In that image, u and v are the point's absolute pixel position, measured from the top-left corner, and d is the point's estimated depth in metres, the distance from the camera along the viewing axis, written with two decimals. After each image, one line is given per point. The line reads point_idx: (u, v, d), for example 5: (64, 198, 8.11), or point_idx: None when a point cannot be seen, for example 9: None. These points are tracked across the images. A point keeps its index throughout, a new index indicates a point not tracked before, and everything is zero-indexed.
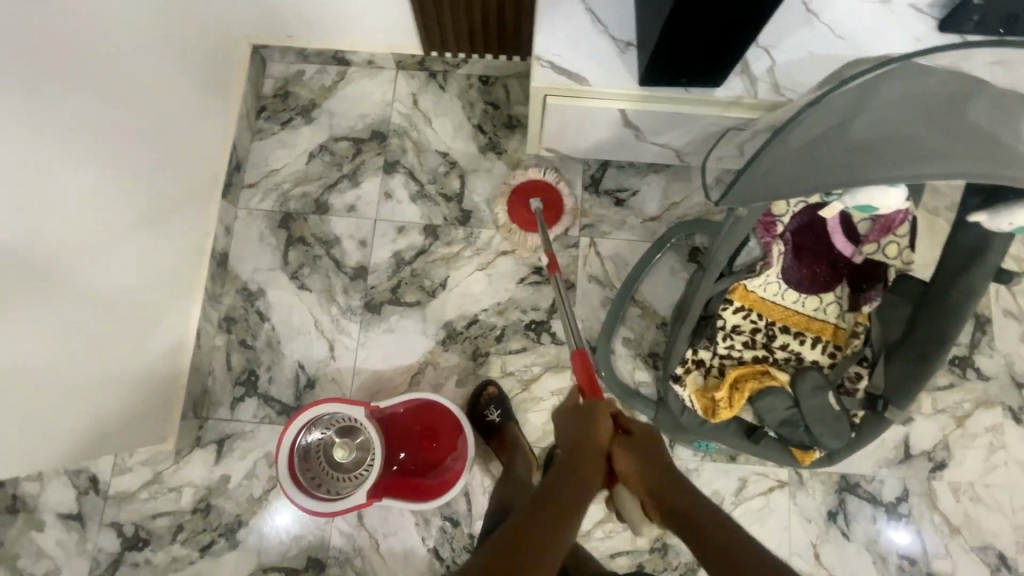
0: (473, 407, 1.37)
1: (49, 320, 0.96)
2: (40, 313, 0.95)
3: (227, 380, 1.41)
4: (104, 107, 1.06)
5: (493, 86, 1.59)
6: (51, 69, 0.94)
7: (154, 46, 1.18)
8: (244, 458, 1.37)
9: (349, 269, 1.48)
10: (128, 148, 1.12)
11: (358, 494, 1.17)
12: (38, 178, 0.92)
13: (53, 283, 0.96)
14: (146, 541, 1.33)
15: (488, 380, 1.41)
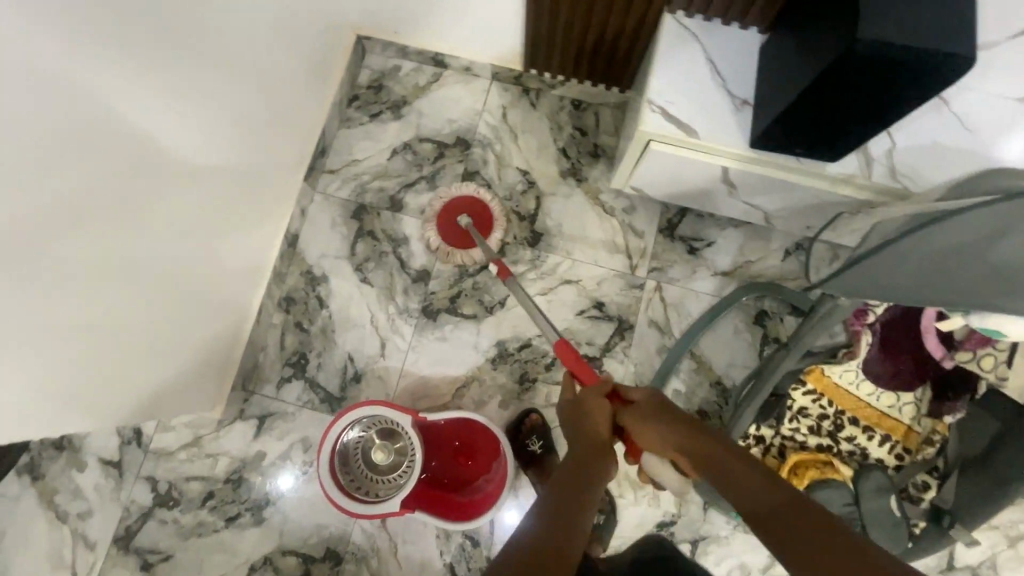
0: (514, 432, 1.37)
1: (138, 280, 0.99)
2: (132, 273, 0.97)
3: (278, 359, 1.43)
4: (219, 92, 1.08)
5: (585, 112, 1.57)
6: (177, 42, 0.95)
7: (270, 29, 1.19)
8: (282, 438, 1.39)
9: (412, 271, 1.48)
10: (227, 122, 1.13)
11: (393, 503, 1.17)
12: (146, 144, 0.93)
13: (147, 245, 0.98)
14: (176, 501, 1.36)
15: (531, 408, 1.40)
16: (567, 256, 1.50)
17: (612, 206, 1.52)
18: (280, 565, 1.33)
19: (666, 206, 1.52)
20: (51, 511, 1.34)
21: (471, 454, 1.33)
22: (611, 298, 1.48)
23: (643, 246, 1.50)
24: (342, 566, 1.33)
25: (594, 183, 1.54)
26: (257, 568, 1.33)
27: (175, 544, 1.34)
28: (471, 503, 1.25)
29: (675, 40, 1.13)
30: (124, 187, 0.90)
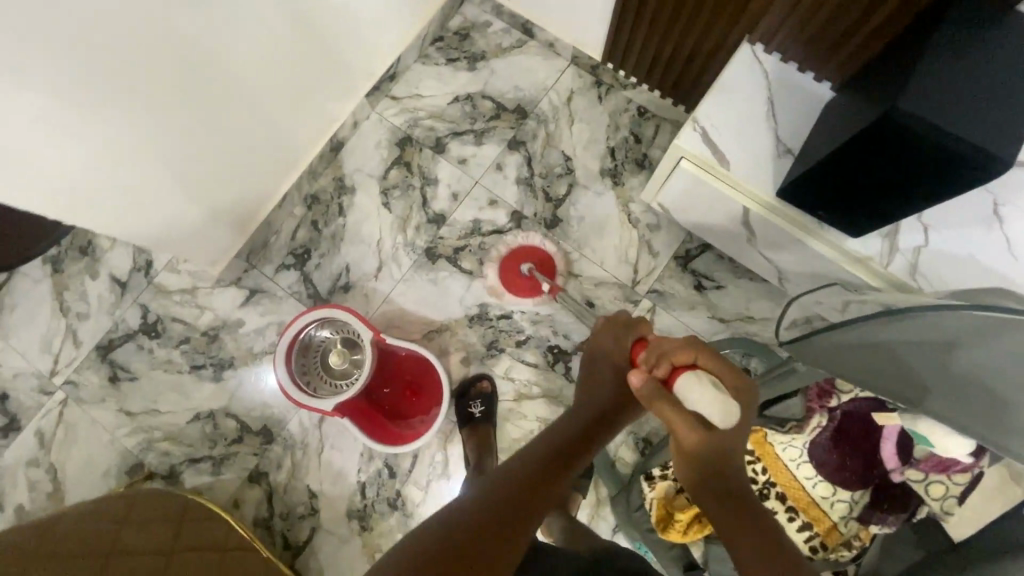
0: (461, 396, 1.39)
1: (179, 116, 1.05)
2: (177, 108, 1.04)
3: (285, 246, 1.53)
4: None
5: (646, 122, 1.57)
6: None
7: None
8: (263, 315, 1.49)
9: (431, 212, 1.55)
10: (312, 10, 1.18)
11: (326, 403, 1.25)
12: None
13: (195, 87, 1.05)
14: (157, 334, 1.49)
15: (485, 374, 1.44)
16: (576, 249, 1.51)
17: (637, 217, 1.52)
18: (220, 423, 1.44)
19: (688, 235, 1.50)
20: (58, 303, 1.50)
21: (417, 393, 1.39)
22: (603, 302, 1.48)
23: (652, 266, 1.50)
24: (271, 446, 1.42)
25: (628, 190, 1.54)
26: (201, 417, 1.44)
27: (143, 370, 1.47)
28: (400, 438, 1.32)
29: (744, 69, 1.10)
30: (194, 22, 0.97)
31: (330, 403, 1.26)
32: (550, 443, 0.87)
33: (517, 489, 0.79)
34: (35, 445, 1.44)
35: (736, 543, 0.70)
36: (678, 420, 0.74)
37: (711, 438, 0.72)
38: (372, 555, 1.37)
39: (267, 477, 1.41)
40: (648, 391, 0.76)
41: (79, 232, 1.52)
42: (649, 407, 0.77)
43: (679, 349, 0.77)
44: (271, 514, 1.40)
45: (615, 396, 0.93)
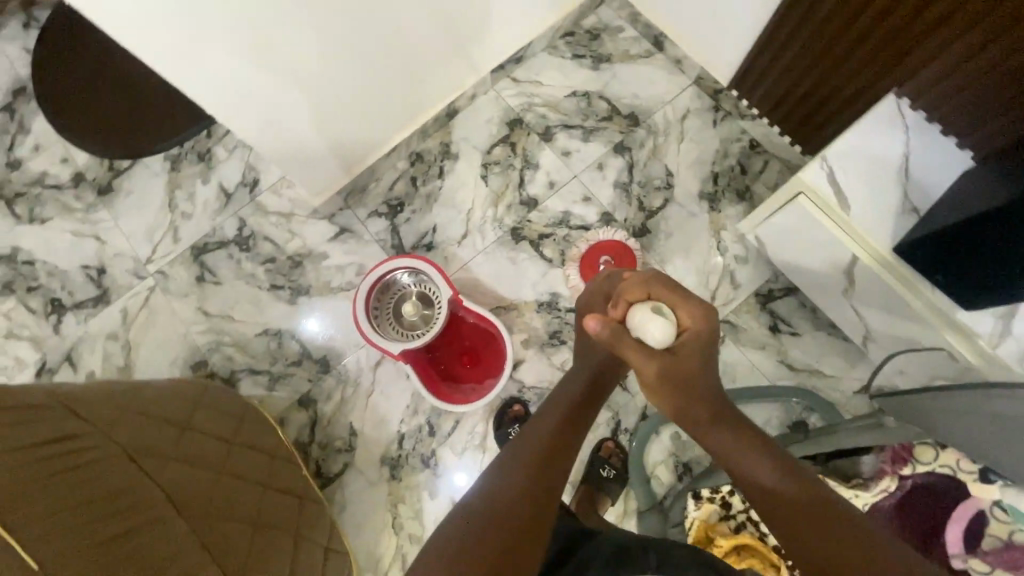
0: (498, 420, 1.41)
1: (337, 43, 1.12)
2: (338, 36, 1.11)
3: (382, 194, 1.59)
4: None
5: (756, 155, 1.56)
6: None
7: None
8: (347, 254, 1.56)
9: (525, 194, 1.58)
10: None
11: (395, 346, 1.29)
12: None
13: (358, 21, 1.11)
14: (247, 248, 1.57)
15: (513, 398, 1.44)
16: (658, 263, 1.51)
17: (726, 246, 1.51)
18: (285, 343, 1.50)
19: (774, 275, 1.48)
20: (168, 199, 1.61)
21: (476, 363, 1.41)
22: None
23: (730, 296, 1.48)
24: (325, 376, 1.48)
25: (723, 218, 1.53)
26: (268, 334, 1.51)
27: (227, 278, 1.55)
28: (453, 398, 1.36)
29: (884, 120, 1.05)
30: None
31: (398, 347, 1.30)
32: (557, 407, 0.84)
33: (540, 454, 0.76)
34: (118, 321, 1.54)
35: (752, 472, 0.71)
36: (636, 353, 0.76)
37: (672, 366, 0.76)
38: (395, 504, 1.40)
39: (315, 405, 1.46)
40: (604, 333, 0.78)
41: (202, 139, 1.63)
42: (611, 348, 0.78)
43: (632, 286, 0.82)
44: (311, 440, 1.45)
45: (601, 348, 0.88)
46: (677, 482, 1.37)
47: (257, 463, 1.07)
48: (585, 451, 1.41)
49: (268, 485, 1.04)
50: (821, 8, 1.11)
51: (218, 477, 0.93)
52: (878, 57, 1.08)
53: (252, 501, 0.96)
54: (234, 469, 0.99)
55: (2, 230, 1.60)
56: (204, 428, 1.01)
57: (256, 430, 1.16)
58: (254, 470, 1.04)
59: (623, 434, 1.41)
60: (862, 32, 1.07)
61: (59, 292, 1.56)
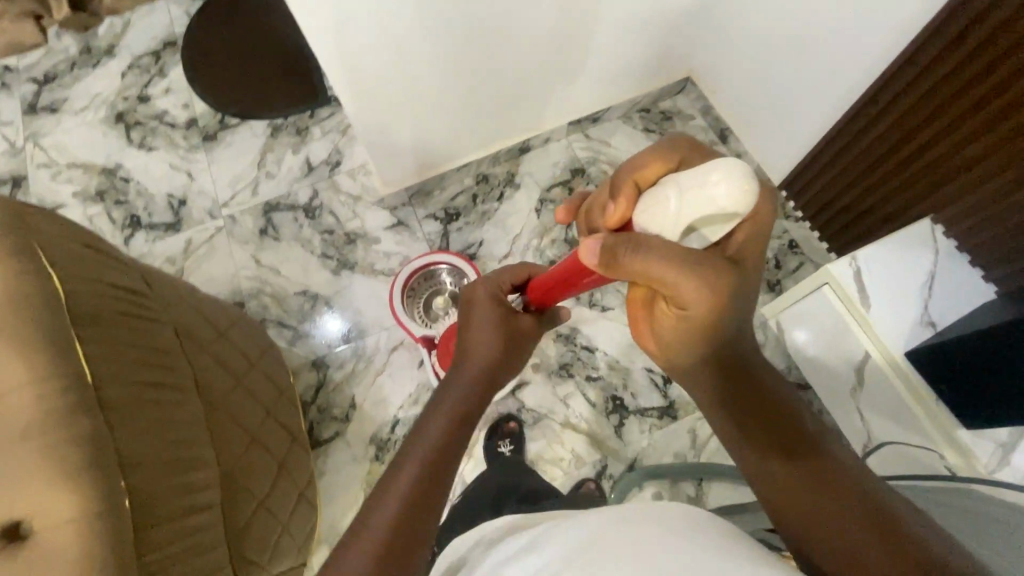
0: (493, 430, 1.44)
1: (451, 63, 1.30)
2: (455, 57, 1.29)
3: (443, 201, 1.73)
4: (598, 25, 1.37)
5: (792, 255, 1.64)
6: None
7: (654, 28, 1.48)
8: (397, 244, 1.68)
9: (570, 234, 1.69)
10: (584, 46, 1.42)
11: (417, 329, 1.37)
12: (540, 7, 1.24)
13: (475, 51, 1.29)
14: (311, 216, 1.71)
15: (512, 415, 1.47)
16: None
17: None
18: (318, 308, 1.60)
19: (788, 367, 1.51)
20: (259, 158, 1.79)
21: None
22: (681, 384, 1.49)
23: None
24: (344, 347, 1.55)
25: None
26: (306, 295, 1.62)
27: (286, 237, 1.69)
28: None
29: (916, 237, 1.16)
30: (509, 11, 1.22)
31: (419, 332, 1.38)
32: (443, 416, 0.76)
33: (415, 492, 0.69)
34: (180, 248, 1.68)
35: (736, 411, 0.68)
36: (666, 265, 0.57)
37: (722, 277, 0.60)
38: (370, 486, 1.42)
39: (326, 370, 1.53)
40: (617, 243, 0.58)
41: (304, 118, 1.83)
42: (636, 267, 0.57)
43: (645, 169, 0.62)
44: (312, 402, 1.50)
45: (497, 340, 0.84)
46: None
47: (265, 393, 1.12)
48: (566, 485, 1.41)
49: (268, 415, 1.09)
50: (878, 129, 1.23)
51: (232, 386, 0.99)
52: (921, 180, 1.17)
53: (250, 419, 1.01)
54: (244, 387, 1.04)
55: (113, 148, 1.81)
56: (233, 346, 1.09)
57: (270, 366, 1.21)
58: (261, 396, 1.10)
59: (606, 479, 1.41)
60: (910, 154, 1.18)
61: (140, 211, 1.73)
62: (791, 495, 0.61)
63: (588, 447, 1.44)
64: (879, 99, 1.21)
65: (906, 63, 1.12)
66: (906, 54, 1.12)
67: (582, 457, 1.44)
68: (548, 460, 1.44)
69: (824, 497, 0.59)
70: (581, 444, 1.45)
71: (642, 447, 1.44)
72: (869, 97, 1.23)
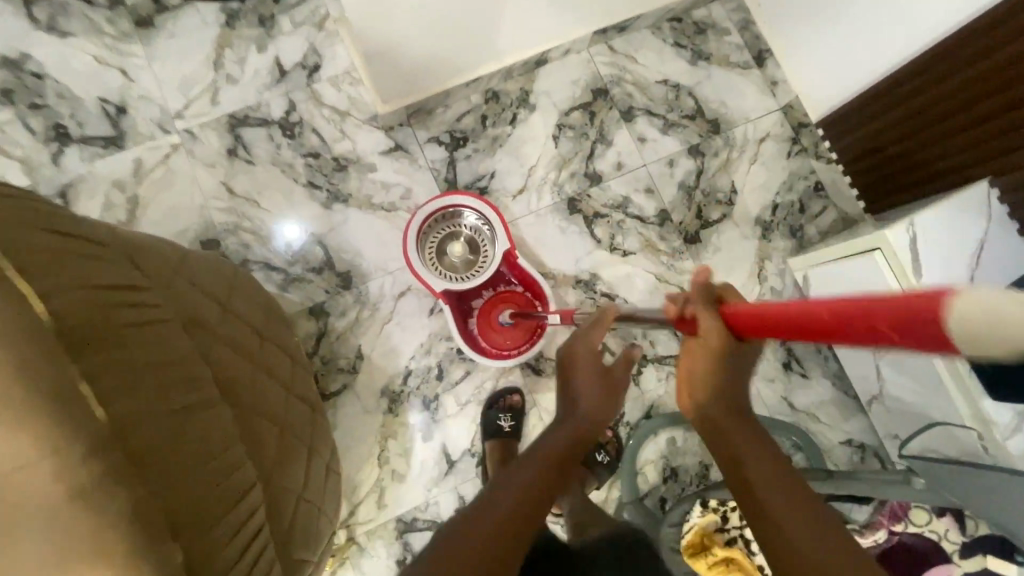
0: (492, 402, 1.36)
1: None
2: None
3: (447, 123, 1.49)
4: None
5: (816, 198, 1.58)
6: None
7: None
8: (396, 173, 1.46)
9: (591, 167, 1.52)
10: None
11: (438, 285, 1.24)
12: None
13: None
14: (290, 136, 1.44)
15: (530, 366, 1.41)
16: None
17: (766, 276, 1.53)
18: (309, 248, 1.41)
19: None
20: (214, 55, 1.44)
21: (509, 323, 1.31)
22: None
23: None
24: (344, 293, 1.40)
25: (772, 248, 1.54)
26: (293, 233, 1.41)
27: (262, 161, 1.43)
28: (480, 350, 1.29)
29: (971, 203, 1.12)
30: None
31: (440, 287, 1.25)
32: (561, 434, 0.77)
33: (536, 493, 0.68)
34: (128, 170, 1.39)
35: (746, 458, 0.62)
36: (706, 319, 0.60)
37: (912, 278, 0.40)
38: (385, 438, 1.36)
39: (326, 318, 1.39)
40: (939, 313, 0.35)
41: (267, 3, 1.46)
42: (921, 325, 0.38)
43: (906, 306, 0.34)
44: (314, 353, 1.37)
45: (602, 394, 0.83)
46: (660, 483, 1.42)
47: (286, 361, 1.02)
48: (584, 432, 1.42)
49: (294, 386, 1.00)
50: (943, 87, 1.14)
51: (258, 366, 0.89)
52: (965, 150, 1.15)
53: (283, 401, 0.92)
54: (269, 363, 0.93)
55: (12, 30, 1.39)
56: (247, 317, 0.96)
57: (278, 324, 1.09)
58: (284, 367, 1.00)
59: (623, 426, 1.43)
60: (962, 124, 1.13)
61: (67, 119, 1.38)
62: (772, 497, 0.59)
63: None
64: (949, 58, 1.11)
65: (988, 24, 1.03)
66: (994, 14, 1.01)
67: None
68: None
69: (822, 539, 0.55)
70: None
71: (658, 394, 1.45)
72: (942, 49, 1.12)
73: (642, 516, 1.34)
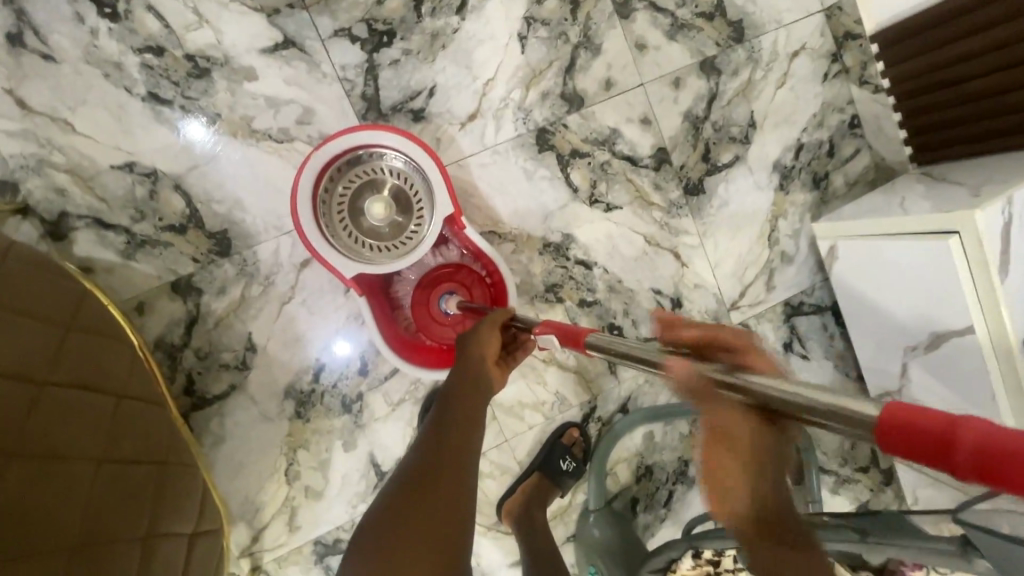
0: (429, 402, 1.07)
1: None
2: None
3: (362, 6, 1.01)
4: None
5: (849, 138, 1.24)
6: None
7: None
8: (287, 84, 1.00)
9: (569, 85, 1.10)
10: None
11: (351, 269, 0.87)
12: None
13: None
14: (112, 17, 0.93)
15: None
16: (700, 235, 1.18)
17: (777, 238, 1.22)
18: (161, 196, 0.97)
19: (811, 287, 1.25)
20: None
21: (454, 314, 0.97)
22: (692, 311, 1.19)
23: (759, 298, 1.23)
24: (221, 263, 1.00)
25: (790, 202, 1.22)
26: (133, 174, 0.96)
27: (70, 57, 0.93)
28: (416, 358, 0.94)
29: None
30: None
31: (354, 271, 0.88)
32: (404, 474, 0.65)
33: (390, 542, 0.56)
34: None
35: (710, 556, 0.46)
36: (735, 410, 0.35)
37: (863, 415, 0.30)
38: (293, 449, 1.06)
39: (198, 297, 1.00)
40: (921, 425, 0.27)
41: None
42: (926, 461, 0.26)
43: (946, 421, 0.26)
44: (183, 344, 1.00)
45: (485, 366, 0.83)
46: (633, 484, 1.21)
47: (121, 421, 0.69)
48: (546, 431, 1.16)
49: (126, 457, 0.67)
50: None
51: (39, 463, 0.56)
52: (995, 119, 0.96)
53: (92, 498, 0.60)
54: (71, 445, 0.60)
55: None
56: (50, 370, 0.62)
57: (119, 359, 0.75)
58: (114, 432, 0.67)
59: (594, 421, 1.18)
60: (990, 88, 0.95)
61: None
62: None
63: (576, 386, 1.16)
64: None
65: None
66: None
67: (568, 399, 1.16)
68: (526, 405, 1.15)
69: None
70: (569, 384, 1.16)
71: (638, 383, 1.18)
72: None
73: (610, 524, 1.13)
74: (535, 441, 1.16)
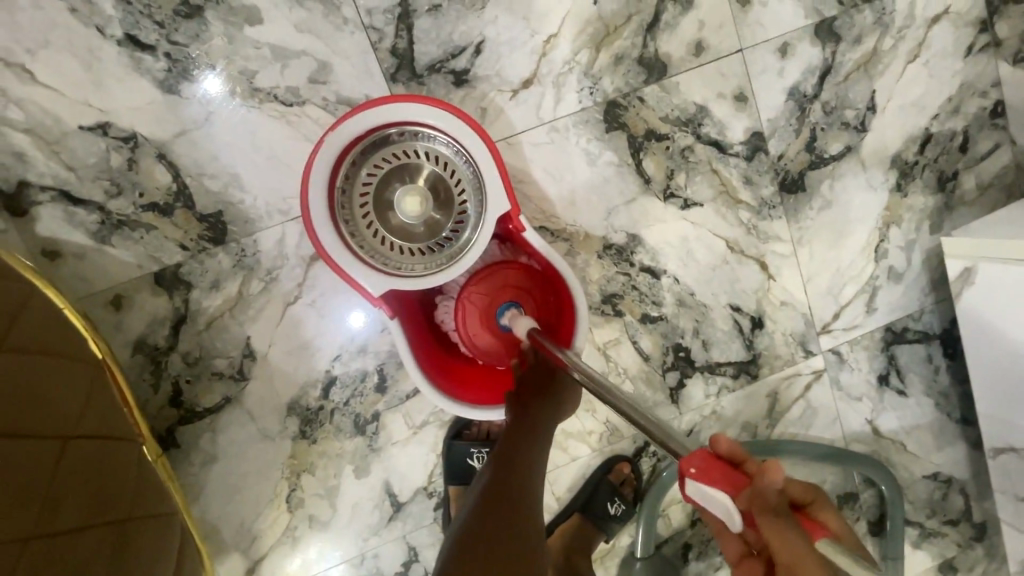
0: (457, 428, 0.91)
1: None
2: None
3: None
4: None
5: (989, 129, 0.99)
6: None
7: None
8: (299, 31, 0.79)
9: (650, 46, 0.88)
10: None
11: (374, 282, 0.68)
12: None
13: None
14: None
15: None
16: (793, 242, 0.97)
17: (885, 250, 1.00)
18: (142, 166, 0.79)
19: (920, 311, 1.03)
20: None
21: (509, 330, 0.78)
22: (775, 333, 0.99)
23: (856, 321, 1.01)
24: (214, 252, 0.82)
25: (907, 207, 0.99)
26: (108, 137, 0.78)
27: None
28: (451, 390, 0.75)
29: None
30: None
31: (379, 283, 0.69)
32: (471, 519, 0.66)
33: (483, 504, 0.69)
34: None
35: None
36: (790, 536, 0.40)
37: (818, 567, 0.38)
38: (296, 474, 0.90)
39: (187, 292, 0.82)
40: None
41: None
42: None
43: None
44: (168, 347, 0.83)
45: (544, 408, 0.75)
46: (687, 528, 1.04)
47: (63, 479, 0.53)
48: (591, 466, 0.98)
49: (57, 531, 0.50)
50: None
51: None
52: None
53: None
54: None
55: None
56: None
57: (71, 391, 0.60)
58: (52, 498, 0.51)
59: (646, 456, 1.00)
60: None
61: None
62: None
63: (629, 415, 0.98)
64: None
65: None
66: None
67: (619, 429, 0.98)
68: (570, 434, 0.97)
69: None
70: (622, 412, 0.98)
71: (703, 415, 0.99)
72: None
73: None
74: (577, 476, 0.98)
